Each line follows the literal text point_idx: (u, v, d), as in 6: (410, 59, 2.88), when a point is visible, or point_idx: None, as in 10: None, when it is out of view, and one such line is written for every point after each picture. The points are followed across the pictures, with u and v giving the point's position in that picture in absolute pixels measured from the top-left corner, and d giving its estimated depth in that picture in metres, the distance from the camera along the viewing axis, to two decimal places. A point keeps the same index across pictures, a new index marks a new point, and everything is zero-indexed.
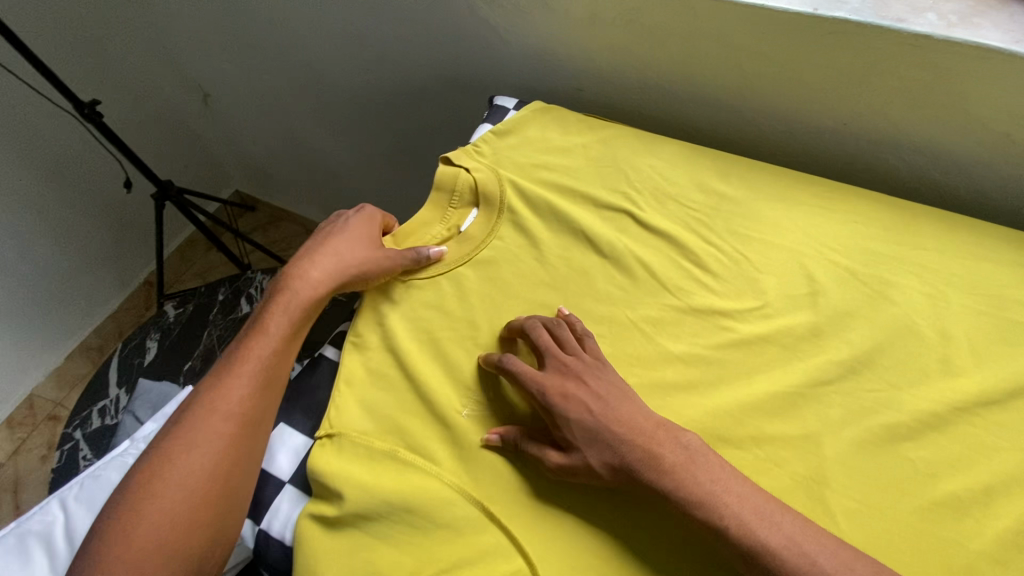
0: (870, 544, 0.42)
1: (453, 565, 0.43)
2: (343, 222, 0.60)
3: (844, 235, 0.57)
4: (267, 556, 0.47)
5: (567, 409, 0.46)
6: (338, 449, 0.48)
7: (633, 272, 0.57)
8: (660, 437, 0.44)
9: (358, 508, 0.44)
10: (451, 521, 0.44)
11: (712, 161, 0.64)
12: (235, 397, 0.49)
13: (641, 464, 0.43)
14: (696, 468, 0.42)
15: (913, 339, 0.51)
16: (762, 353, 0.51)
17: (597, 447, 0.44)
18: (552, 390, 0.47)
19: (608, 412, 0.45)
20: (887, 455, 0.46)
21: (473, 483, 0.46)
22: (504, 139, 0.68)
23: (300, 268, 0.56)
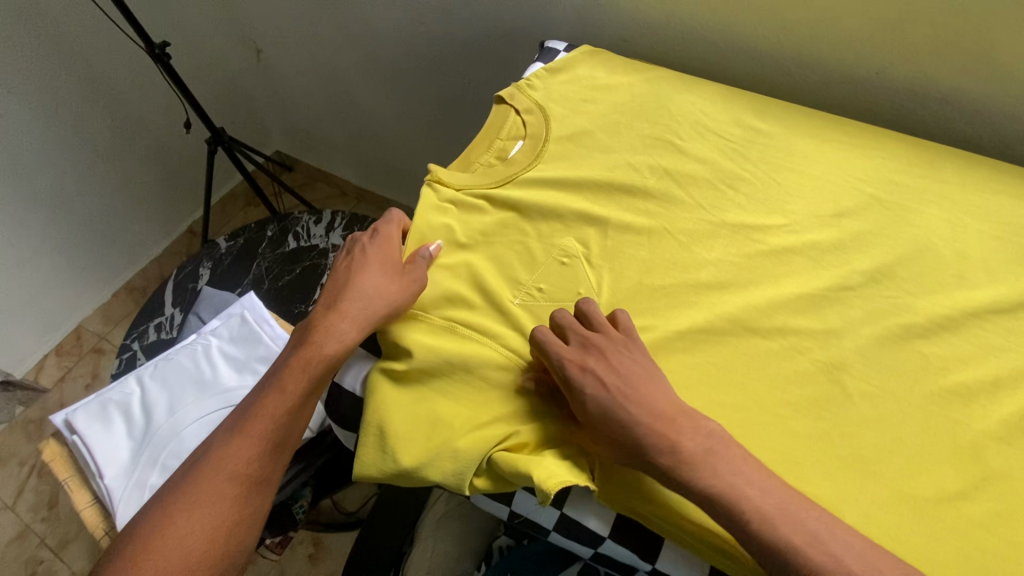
0: (885, 419, 0.47)
1: (508, 414, 0.48)
2: (373, 259, 0.57)
3: (871, 167, 0.61)
4: (340, 405, 0.55)
5: (583, 384, 0.46)
6: (404, 322, 0.54)
7: (673, 192, 0.62)
8: (681, 425, 0.43)
9: (423, 365, 0.50)
10: (504, 382, 0.50)
11: (749, 101, 0.68)
12: (244, 458, 0.51)
13: (654, 450, 0.43)
14: (717, 461, 0.42)
15: (931, 255, 0.55)
16: (789, 262, 0.56)
17: (611, 427, 0.44)
18: (570, 364, 0.46)
19: (624, 393, 0.45)
20: (904, 349, 0.50)
21: (524, 355, 0.51)
22: (555, 76, 0.72)
23: (321, 317, 0.55)
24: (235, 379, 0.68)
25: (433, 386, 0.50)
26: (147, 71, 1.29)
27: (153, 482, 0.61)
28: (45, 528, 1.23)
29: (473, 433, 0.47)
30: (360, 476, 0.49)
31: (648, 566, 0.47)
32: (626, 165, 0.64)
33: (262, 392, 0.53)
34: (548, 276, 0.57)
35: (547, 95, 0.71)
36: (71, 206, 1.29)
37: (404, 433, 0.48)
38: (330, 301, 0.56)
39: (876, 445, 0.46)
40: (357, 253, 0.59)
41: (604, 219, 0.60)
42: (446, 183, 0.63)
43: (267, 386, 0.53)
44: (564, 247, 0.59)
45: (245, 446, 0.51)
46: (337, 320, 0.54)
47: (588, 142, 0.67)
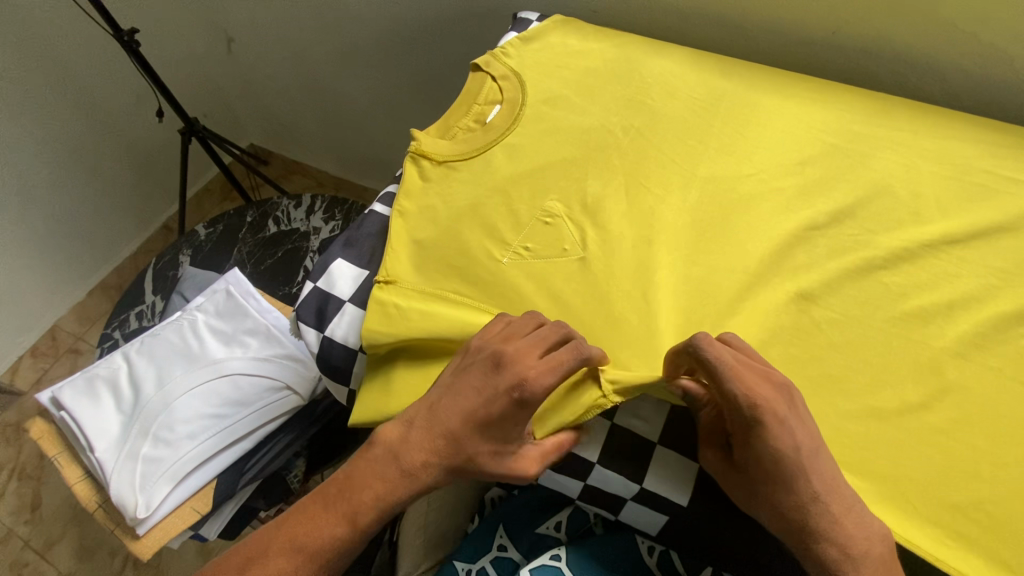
0: (851, 344, 0.50)
1: None
2: (489, 403, 0.44)
3: (830, 118, 0.64)
4: (331, 357, 0.55)
5: (779, 438, 0.41)
6: (394, 293, 0.53)
7: (647, 148, 0.64)
8: (859, 513, 0.41)
9: (419, 324, 0.51)
10: None
11: (715, 63, 0.71)
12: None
13: (818, 529, 0.41)
14: (880, 561, 0.41)
15: (889, 196, 0.58)
16: (759, 207, 0.58)
17: (785, 491, 0.42)
18: (768, 409, 0.41)
19: (811, 459, 0.41)
20: (868, 281, 0.53)
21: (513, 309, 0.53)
22: (528, 44, 0.74)
23: (418, 450, 0.45)
24: (223, 352, 0.69)
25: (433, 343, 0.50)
26: (116, 63, 1.27)
27: (145, 453, 0.61)
28: (29, 530, 1.20)
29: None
30: (358, 424, 0.51)
31: (638, 488, 0.49)
32: (601, 126, 0.66)
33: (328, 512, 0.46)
34: (534, 235, 0.57)
35: (521, 63, 0.73)
36: (41, 203, 1.26)
37: (406, 385, 0.50)
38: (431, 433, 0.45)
39: (844, 368, 0.48)
40: (488, 392, 0.44)
41: (582, 176, 0.62)
42: (428, 155, 0.63)
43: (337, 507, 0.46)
44: (547, 204, 0.60)
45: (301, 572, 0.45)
46: (429, 458, 0.45)
47: (564, 105, 0.68)
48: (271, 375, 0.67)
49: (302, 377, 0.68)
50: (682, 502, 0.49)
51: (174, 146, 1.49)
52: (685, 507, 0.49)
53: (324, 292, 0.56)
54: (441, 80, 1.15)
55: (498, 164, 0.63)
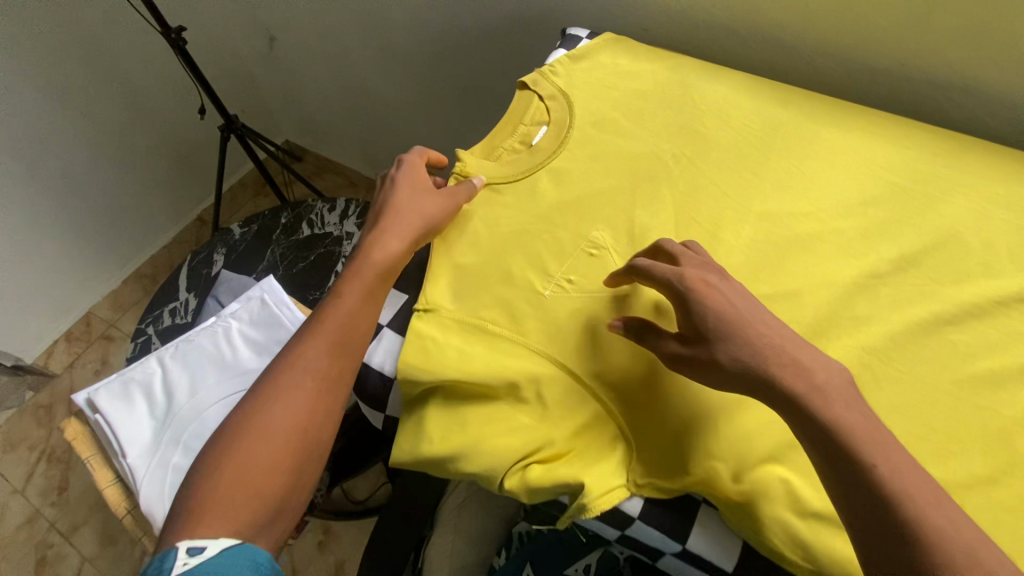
0: (912, 406, 0.47)
1: (548, 404, 0.47)
2: (403, 179, 0.59)
3: (895, 156, 0.61)
4: (367, 384, 0.54)
5: (711, 297, 0.44)
6: (433, 323, 0.52)
7: (698, 179, 0.61)
8: (807, 353, 0.42)
9: (456, 359, 0.48)
10: (543, 376, 0.48)
11: (772, 91, 0.68)
12: (314, 354, 0.50)
13: (779, 372, 0.40)
14: (847, 396, 0.40)
15: (958, 245, 0.55)
16: (816, 250, 0.55)
17: (736, 344, 0.42)
18: (696, 278, 0.45)
19: (750, 314, 0.43)
20: (932, 338, 0.50)
21: (556, 349, 0.50)
22: (577, 63, 0.72)
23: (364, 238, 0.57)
24: (256, 362, 0.69)
25: (473, 384, 0.47)
26: (160, 57, 1.29)
27: (176, 462, 0.61)
28: (56, 513, 1.23)
29: (510, 433, 0.46)
30: (399, 467, 0.49)
31: (680, 547, 0.45)
32: (651, 154, 0.64)
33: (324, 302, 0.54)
34: (578, 268, 0.55)
35: (569, 82, 0.71)
36: (82, 192, 1.29)
37: (438, 428, 0.47)
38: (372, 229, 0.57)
39: (905, 432, 0.46)
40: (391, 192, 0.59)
41: (630, 206, 0.60)
42: (472, 176, 0.62)
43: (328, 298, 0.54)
44: (593, 234, 0.58)
45: (321, 347, 0.50)
46: (379, 233, 0.56)
47: (613, 129, 0.66)
48: None
49: None
50: (727, 568, 0.45)
51: (212, 140, 1.51)
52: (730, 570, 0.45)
53: None
54: (479, 89, 1.14)
55: (542, 189, 0.61)
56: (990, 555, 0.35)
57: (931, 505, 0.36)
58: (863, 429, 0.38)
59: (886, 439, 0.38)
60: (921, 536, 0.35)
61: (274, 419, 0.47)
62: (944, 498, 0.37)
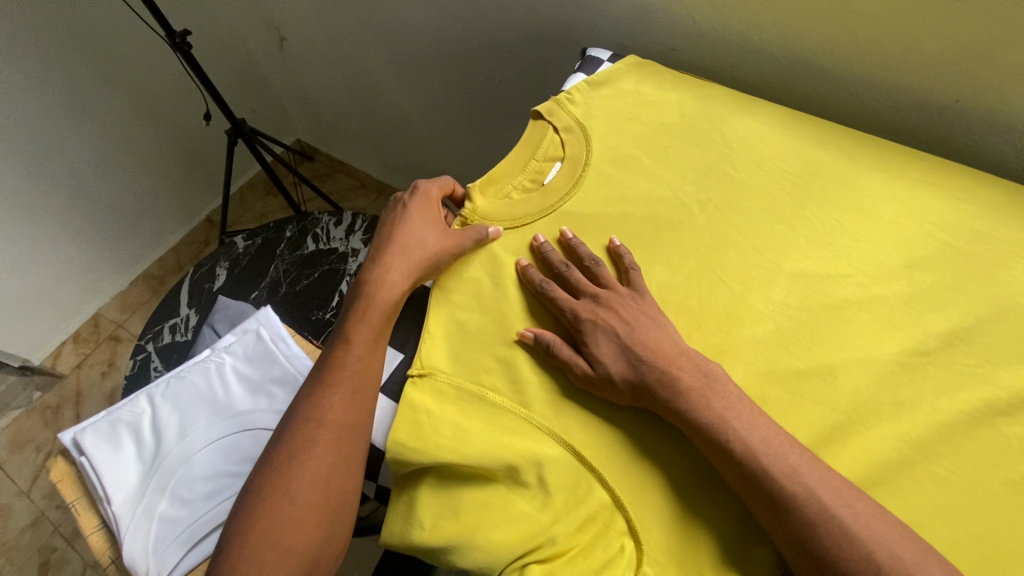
0: (958, 511, 0.42)
1: (550, 494, 0.43)
2: (412, 210, 0.60)
3: (947, 210, 0.55)
4: None
5: (596, 331, 0.49)
6: (427, 390, 0.48)
7: (725, 229, 0.56)
8: (680, 362, 0.45)
9: (451, 436, 0.45)
10: (544, 460, 0.44)
11: (810, 128, 0.62)
12: (328, 404, 0.51)
13: (655, 386, 0.45)
14: (712, 395, 0.44)
15: (1016, 319, 0.49)
16: (855, 320, 0.50)
17: (619, 365, 0.46)
18: (584, 314, 0.50)
19: (631, 336, 0.48)
20: (984, 429, 0.45)
21: (562, 428, 0.46)
22: (597, 90, 0.67)
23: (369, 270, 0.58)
24: (249, 402, 0.66)
25: (468, 466, 0.44)
26: (168, 57, 1.26)
27: (162, 511, 0.58)
28: (60, 517, 1.23)
29: (508, 524, 0.42)
30: (388, 549, 0.45)
31: None
32: (674, 198, 0.58)
33: (332, 349, 0.54)
34: None
35: (587, 112, 0.65)
36: (89, 195, 1.27)
37: (429, 513, 0.43)
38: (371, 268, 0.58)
39: (948, 539, 0.41)
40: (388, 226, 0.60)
41: (648, 260, 0.55)
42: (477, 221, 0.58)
43: (336, 345, 0.55)
44: None
45: (335, 397, 0.51)
46: (387, 270, 0.56)
47: (632, 168, 0.61)
48: None
49: None
50: None
51: (221, 141, 1.48)
52: None
53: None
54: (493, 99, 1.09)
55: (552, 236, 0.56)
56: (843, 512, 0.39)
57: (785, 477, 0.40)
58: (717, 418, 0.43)
59: (747, 423, 0.42)
60: (790, 508, 0.39)
61: (296, 474, 0.48)
62: (809, 467, 0.41)
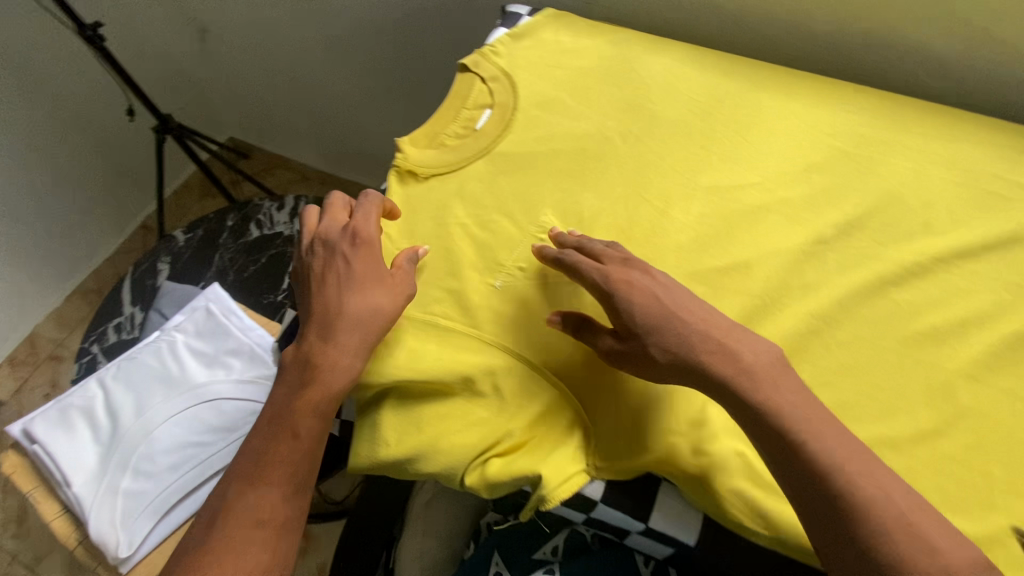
0: (861, 367, 0.47)
1: (506, 398, 0.46)
2: (356, 267, 0.50)
3: (836, 121, 0.61)
4: None
5: (634, 296, 0.44)
6: None
7: (646, 156, 0.60)
8: (736, 336, 0.42)
9: (407, 359, 0.47)
10: (497, 371, 0.47)
11: (715, 61, 0.67)
12: (268, 502, 0.45)
13: (700, 362, 0.41)
14: (776, 381, 0.40)
15: (898, 205, 0.56)
16: (764, 221, 0.55)
17: (663, 336, 0.42)
18: (620, 277, 0.45)
19: (677, 306, 0.44)
20: (877, 299, 0.51)
21: (512, 342, 0.49)
22: (519, 41, 0.70)
23: (309, 341, 0.48)
24: (206, 375, 0.66)
25: (426, 384, 0.46)
26: (82, 58, 1.20)
27: (126, 487, 0.58)
28: (16, 545, 1.18)
29: (466, 429, 0.45)
30: (357, 472, 0.48)
31: (644, 524, 0.45)
32: (598, 132, 0.62)
33: (274, 435, 0.47)
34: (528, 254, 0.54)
35: (511, 62, 0.68)
36: (10, 208, 1.20)
37: (393, 431, 0.46)
38: (320, 334, 0.48)
39: (853, 391, 0.47)
40: (343, 277, 0.49)
41: (578, 189, 0.58)
42: (412, 169, 0.59)
43: (279, 428, 0.47)
44: (543, 218, 0.57)
45: (269, 494, 0.45)
46: (332, 352, 0.47)
47: (557, 108, 0.64)
48: (257, 398, 0.65)
49: None
50: (689, 541, 0.44)
51: (149, 144, 1.43)
52: (694, 544, 0.45)
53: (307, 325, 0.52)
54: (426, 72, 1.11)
55: (487, 176, 0.59)
56: (917, 519, 0.36)
57: (858, 477, 0.37)
58: (785, 410, 0.39)
59: (814, 418, 0.39)
60: (773, 416, 0.39)
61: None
62: (879, 471, 0.38)
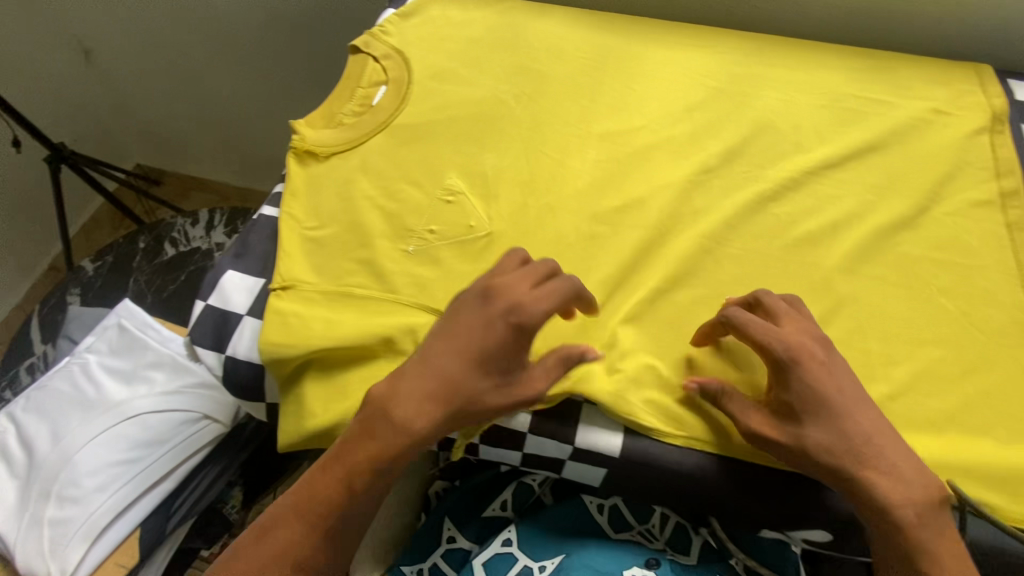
0: (751, 276, 0.52)
1: None
2: (479, 336, 0.42)
3: (710, 63, 0.66)
4: (232, 376, 0.49)
5: (815, 383, 0.42)
6: (294, 300, 0.50)
7: (541, 114, 0.63)
8: (890, 448, 0.41)
9: (323, 328, 0.47)
10: (416, 327, 0.48)
11: (597, 20, 0.71)
12: (302, 545, 0.41)
13: (852, 467, 0.40)
14: (922, 505, 0.39)
15: (770, 131, 0.60)
16: (655, 159, 0.59)
17: (833, 429, 0.41)
18: (809, 355, 0.42)
19: (855, 402, 0.42)
20: (760, 214, 0.55)
21: (429, 299, 0.50)
22: (408, 20, 0.71)
23: (410, 403, 0.41)
24: (125, 392, 0.64)
25: (344, 349, 0.46)
26: None
27: (50, 515, 0.56)
28: None
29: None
30: (292, 450, 0.47)
31: (570, 448, 0.47)
32: (493, 96, 0.64)
33: (331, 477, 0.41)
34: (437, 216, 0.55)
35: (402, 40, 0.69)
36: None
37: (319, 400, 0.46)
38: (415, 396, 0.41)
39: None
40: (483, 326, 0.42)
41: (479, 150, 0.60)
42: (311, 151, 0.59)
43: (339, 473, 0.41)
44: (449, 182, 0.58)
45: (299, 539, 0.41)
46: (424, 426, 0.41)
47: (451, 79, 0.66)
48: (183, 408, 0.64)
49: (218, 403, 0.64)
50: (614, 453, 0.47)
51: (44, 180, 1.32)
52: (619, 457, 0.47)
53: (218, 313, 0.50)
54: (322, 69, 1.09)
55: (388, 149, 0.60)
56: None
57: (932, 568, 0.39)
58: (913, 519, 0.39)
59: (935, 530, 0.39)
60: (890, 513, 0.39)
61: None
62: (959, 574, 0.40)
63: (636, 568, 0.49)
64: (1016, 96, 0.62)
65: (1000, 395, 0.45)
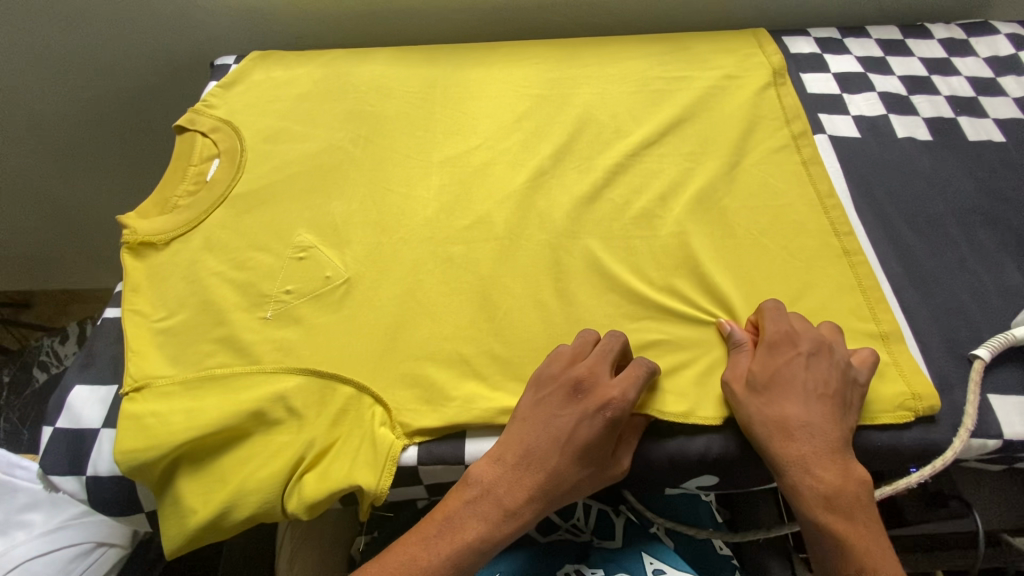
0: (599, 259, 0.55)
1: (299, 414, 0.46)
2: (560, 419, 0.44)
3: (530, 74, 0.70)
4: (99, 495, 0.46)
5: (807, 372, 0.45)
6: (152, 399, 0.48)
7: (380, 153, 0.64)
8: (844, 450, 0.43)
9: (185, 419, 0.46)
10: (284, 392, 0.47)
11: (419, 54, 0.74)
12: None
13: (777, 441, 0.43)
14: (853, 496, 0.42)
15: (593, 124, 0.65)
16: (494, 173, 0.62)
17: (799, 408, 0.44)
18: (810, 350, 0.46)
19: (833, 402, 0.44)
20: (596, 202, 0.59)
21: (294, 361, 0.49)
22: (232, 89, 0.71)
23: (521, 488, 0.43)
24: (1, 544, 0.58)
25: (211, 436, 0.45)
26: None
27: None
28: None
29: (270, 461, 0.45)
30: (180, 554, 0.45)
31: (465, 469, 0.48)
32: (329, 145, 0.65)
33: (437, 553, 0.41)
34: (291, 276, 0.55)
35: (229, 110, 0.69)
36: None
37: (194, 494, 0.44)
38: (521, 483, 0.43)
39: (598, 281, 0.54)
40: (578, 417, 0.44)
41: (324, 201, 0.60)
42: (147, 240, 0.57)
43: (446, 549, 0.42)
44: (298, 238, 0.58)
45: None
46: (525, 513, 0.43)
47: (286, 138, 0.66)
48: (71, 542, 0.58)
49: (111, 525, 0.59)
50: None
51: None
52: None
53: (72, 434, 0.48)
54: (141, 150, 0.99)
55: (231, 221, 0.59)
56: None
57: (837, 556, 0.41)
58: (839, 505, 0.41)
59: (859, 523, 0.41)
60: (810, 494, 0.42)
61: None
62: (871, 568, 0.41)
63: (568, 565, 0.50)
64: (790, 51, 0.71)
65: (825, 311, 0.51)
